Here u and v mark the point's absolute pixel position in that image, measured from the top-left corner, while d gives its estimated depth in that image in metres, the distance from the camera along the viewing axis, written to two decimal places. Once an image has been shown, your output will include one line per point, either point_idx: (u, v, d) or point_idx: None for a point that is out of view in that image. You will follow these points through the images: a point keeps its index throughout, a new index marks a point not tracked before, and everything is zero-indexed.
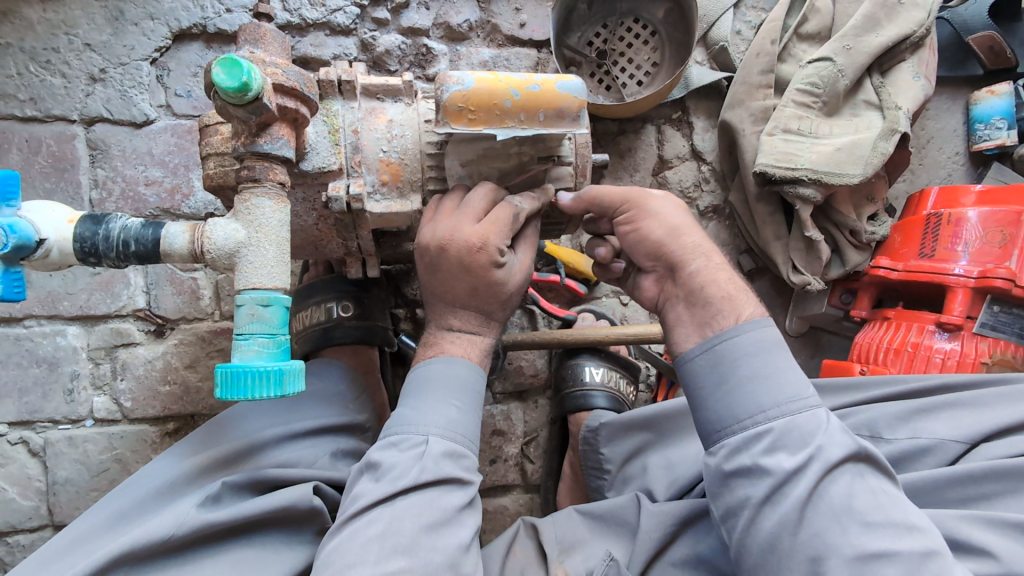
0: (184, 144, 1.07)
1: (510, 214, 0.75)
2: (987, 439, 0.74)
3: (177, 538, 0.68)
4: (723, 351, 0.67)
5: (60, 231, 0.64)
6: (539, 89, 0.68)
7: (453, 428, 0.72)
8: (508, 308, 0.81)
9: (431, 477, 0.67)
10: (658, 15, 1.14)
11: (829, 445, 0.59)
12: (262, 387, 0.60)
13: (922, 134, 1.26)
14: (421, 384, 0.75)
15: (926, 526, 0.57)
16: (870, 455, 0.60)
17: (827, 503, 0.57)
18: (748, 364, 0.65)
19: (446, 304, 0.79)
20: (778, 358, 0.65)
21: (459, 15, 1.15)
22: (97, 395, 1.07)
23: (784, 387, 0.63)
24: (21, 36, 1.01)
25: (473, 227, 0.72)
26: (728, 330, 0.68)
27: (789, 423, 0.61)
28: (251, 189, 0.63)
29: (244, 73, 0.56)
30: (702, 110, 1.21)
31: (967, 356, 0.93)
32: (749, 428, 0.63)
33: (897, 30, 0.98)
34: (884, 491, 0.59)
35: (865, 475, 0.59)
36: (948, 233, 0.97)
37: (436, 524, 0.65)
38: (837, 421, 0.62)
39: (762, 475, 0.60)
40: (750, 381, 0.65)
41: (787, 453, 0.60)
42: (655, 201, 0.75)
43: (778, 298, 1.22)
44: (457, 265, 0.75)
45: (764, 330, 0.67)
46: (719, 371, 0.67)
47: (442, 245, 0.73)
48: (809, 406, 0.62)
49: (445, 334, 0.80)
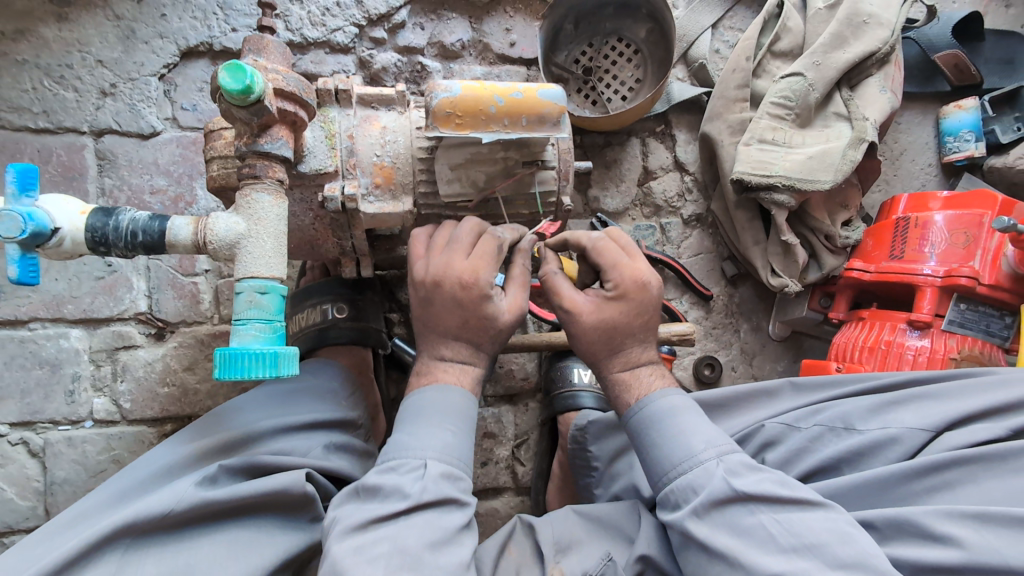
0: (188, 155, 1.12)
1: (495, 244, 0.80)
2: (951, 428, 0.77)
3: (177, 514, 0.71)
4: (632, 427, 0.80)
5: (74, 221, 0.68)
6: (522, 96, 0.73)
7: (449, 451, 0.74)
8: (499, 342, 0.83)
9: (431, 497, 0.69)
10: (640, 34, 1.21)
11: (710, 495, 0.68)
12: (258, 367, 0.64)
13: (895, 147, 1.32)
14: (417, 411, 0.77)
15: (819, 544, 0.62)
16: (755, 492, 0.66)
17: (717, 545, 0.66)
18: (648, 434, 0.77)
19: (437, 334, 0.82)
20: (672, 423, 0.76)
21: (453, 35, 1.22)
22: (97, 396, 1.09)
23: (677, 449, 0.73)
24: (37, 53, 1.07)
25: (464, 262, 0.78)
26: (631, 409, 0.80)
27: (681, 481, 0.71)
28: (252, 184, 0.67)
29: (247, 77, 0.61)
30: (684, 124, 1.27)
31: (937, 352, 0.96)
32: (659, 491, 0.74)
33: (863, 47, 1.04)
34: (774, 522, 0.64)
35: (754, 513, 0.66)
36: (916, 235, 1.02)
37: (439, 542, 0.66)
38: (727, 466, 0.70)
39: (673, 528, 0.71)
40: (653, 448, 0.76)
41: (682, 508, 0.70)
42: (572, 325, 0.82)
43: (760, 303, 1.27)
44: (451, 301, 0.79)
45: (664, 400, 0.78)
46: (634, 443, 0.79)
47: (435, 279, 0.79)
48: (700, 461, 0.71)
49: (436, 365, 0.82)
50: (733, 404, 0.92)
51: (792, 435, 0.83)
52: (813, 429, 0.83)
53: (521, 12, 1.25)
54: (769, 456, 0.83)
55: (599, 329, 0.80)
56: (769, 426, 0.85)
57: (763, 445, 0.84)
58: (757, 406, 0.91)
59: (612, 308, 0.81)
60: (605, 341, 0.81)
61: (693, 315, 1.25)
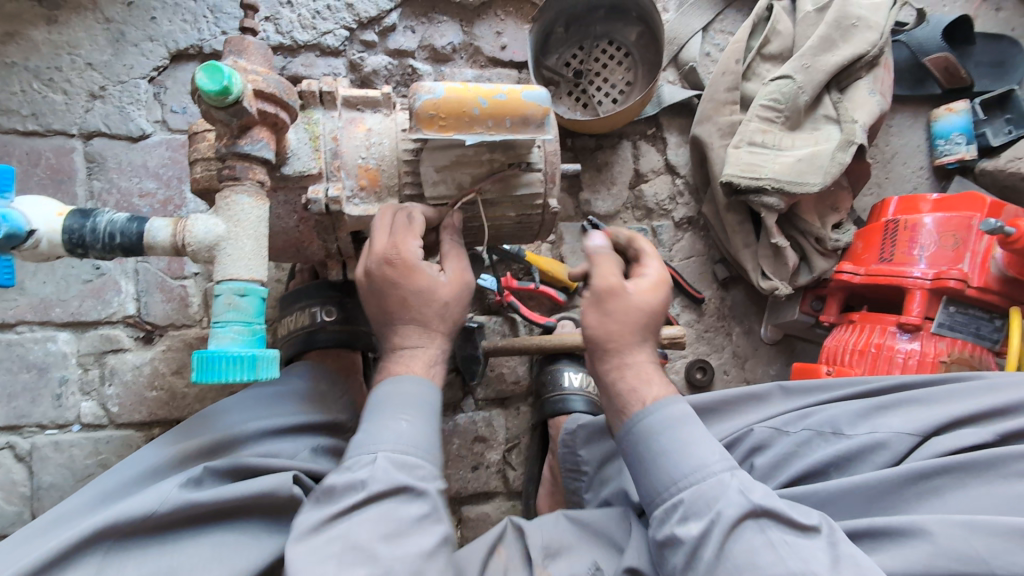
0: (178, 158, 1.12)
1: (414, 218, 0.78)
2: (938, 433, 0.77)
3: (159, 516, 0.70)
4: (638, 433, 0.74)
5: (50, 223, 0.68)
6: (505, 98, 0.73)
7: (402, 441, 0.71)
8: (448, 320, 0.82)
9: (381, 488, 0.67)
10: (631, 38, 1.21)
11: (728, 508, 0.65)
12: (238, 370, 0.64)
13: (887, 150, 1.31)
14: (374, 405, 0.75)
15: (824, 568, 0.61)
16: (770, 508, 0.65)
17: (731, 562, 0.63)
18: (658, 441, 0.73)
19: (386, 323, 0.81)
20: (684, 430, 0.73)
21: (443, 38, 1.22)
22: (84, 400, 1.09)
23: (689, 458, 0.70)
24: (26, 56, 1.06)
25: (383, 241, 0.77)
26: (639, 413, 0.75)
27: (696, 492, 0.68)
28: (232, 186, 0.67)
29: (225, 78, 0.61)
30: (674, 127, 1.27)
31: (927, 355, 0.96)
32: (663, 503, 0.70)
33: (852, 50, 1.04)
34: (783, 542, 0.63)
35: (766, 530, 0.64)
36: (905, 237, 1.02)
37: (393, 534, 0.65)
38: (740, 480, 0.68)
39: (679, 543, 0.67)
40: (662, 456, 0.72)
41: (697, 520, 0.66)
42: (611, 302, 0.80)
43: (752, 306, 1.27)
44: (384, 282, 0.78)
45: (674, 407, 0.75)
46: (638, 450, 0.74)
47: (369, 271, 0.79)
48: (713, 473, 0.68)
49: (392, 355, 0.80)
50: (724, 408, 0.90)
51: (780, 440, 0.82)
52: (801, 434, 0.82)
53: (512, 15, 1.25)
54: (757, 461, 0.82)
55: (640, 310, 0.80)
56: (758, 430, 0.83)
57: (751, 450, 0.83)
58: (748, 409, 0.89)
59: (654, 292, 0.82)
60: (641, 325, 0.80)
61: (685, 318, 1.24)
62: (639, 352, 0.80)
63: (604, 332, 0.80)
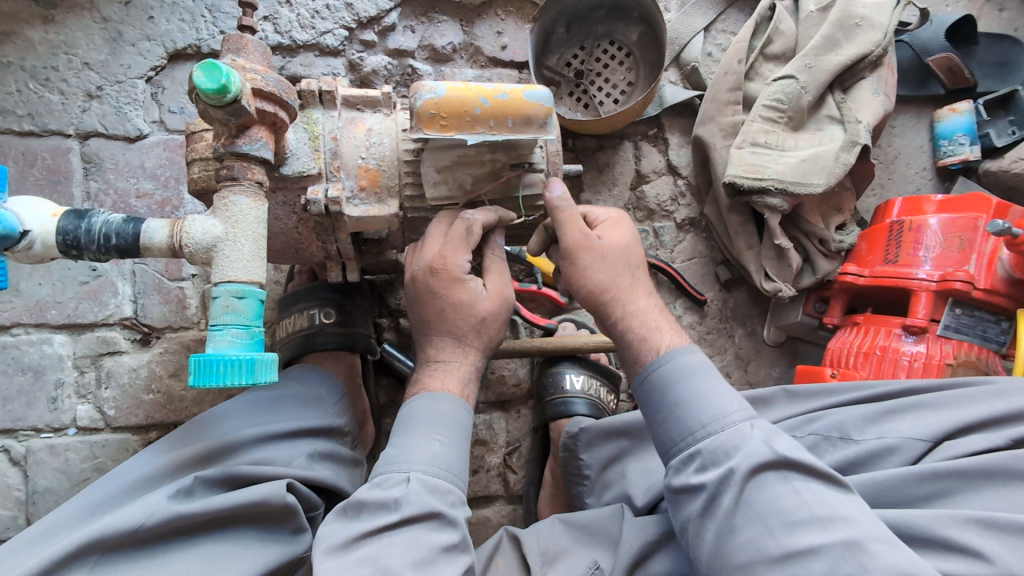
0: (175, 158, 1.10)
1: (466, 227, 0.78)
2: (951, 437, 0.76)
3: (147, 528, 0.69)
4: (655, 381, 0.74)
5: (44, 224, 0.67)
6: (507, 97, 0.72)
7: (436, 462, 0.72)
8: (485, 338, 0.82)
9: (414, 511, 0.67)
10: (632, 37, 1.20)
11: (749, 455, 0.64)
12: (235, 374, 0.63)
13: (890, 151, 1.31)
14: (408, 422, 0.76)
15: (853, 515, 0.60)
16: (795, 459, 0.63)
17: (753, 509, 0.62)
18: (674, 390, 0.72)
19: (425, 333, 0.83)
20: (702, 380, 0.72)
21: (444, 38, 1.21)
22: (80, 403, 1.07)
23: (708, 407, 0.69)
24: (22, 55, 1.05)
25: (433, 252, 0.80)
26: (655, 362, 0.75)
27: (714, 441, 0.67)
28: (230, 187, 0.66)
29: (223, 76, 0.60)
30: (676, 127, 1.26)
31: (933, 358, 0.95)
32: (682, 450, 0.69)
33: (855, 50, 1.04)
34: (808, 491, 0.62)
35: (790, 479, 0.63)
36: (910, 239, 1.01)
37: (424, 561, 0.64)
38: (762, 429, 0.66)
39: (698, 491, 0.66)
40: (679, 406, 0.71)
41: (715, 468, 0.65)
42: (592, 252, 0.81)
43: (754, 308, 1.26)
44: (426, 290, 0.81)
45: (687, 356, 0.75)
46: (654, 399, 0.74)
47: (415, 276, 0.81)
48: (732, 422, 0.67)
49: (425, 370, 0.81)
50: None
51: None
52: (808, 438, 0.82)
53: (513, 14, 1.24)
54: None
55: (616, 251, 0.82)
56: None
57: None
58: None
59: (620, 230, 0.84)
60: (625, 269, 0.82)
61: (686, 320, 1.23)
62: (636, 295, 0.81)
63: (595, 286, 0.81)
